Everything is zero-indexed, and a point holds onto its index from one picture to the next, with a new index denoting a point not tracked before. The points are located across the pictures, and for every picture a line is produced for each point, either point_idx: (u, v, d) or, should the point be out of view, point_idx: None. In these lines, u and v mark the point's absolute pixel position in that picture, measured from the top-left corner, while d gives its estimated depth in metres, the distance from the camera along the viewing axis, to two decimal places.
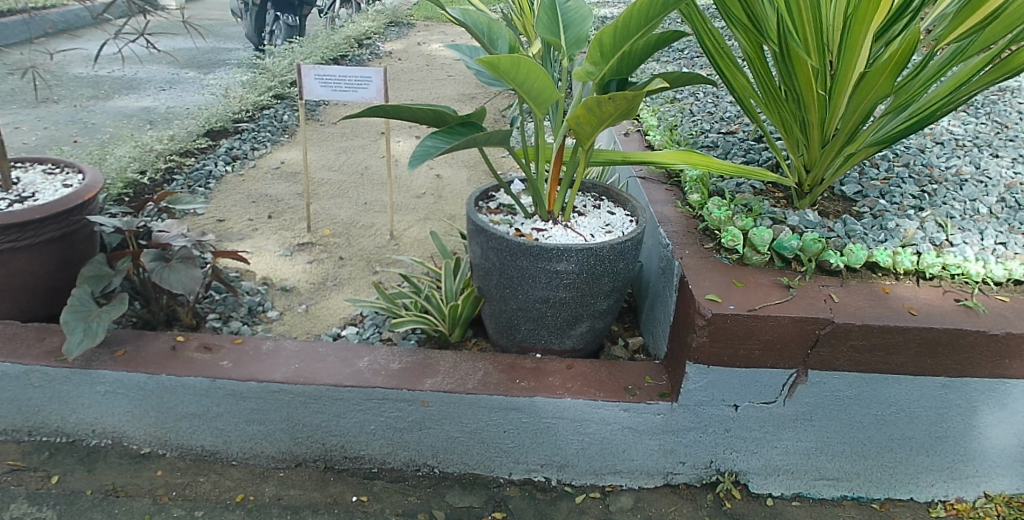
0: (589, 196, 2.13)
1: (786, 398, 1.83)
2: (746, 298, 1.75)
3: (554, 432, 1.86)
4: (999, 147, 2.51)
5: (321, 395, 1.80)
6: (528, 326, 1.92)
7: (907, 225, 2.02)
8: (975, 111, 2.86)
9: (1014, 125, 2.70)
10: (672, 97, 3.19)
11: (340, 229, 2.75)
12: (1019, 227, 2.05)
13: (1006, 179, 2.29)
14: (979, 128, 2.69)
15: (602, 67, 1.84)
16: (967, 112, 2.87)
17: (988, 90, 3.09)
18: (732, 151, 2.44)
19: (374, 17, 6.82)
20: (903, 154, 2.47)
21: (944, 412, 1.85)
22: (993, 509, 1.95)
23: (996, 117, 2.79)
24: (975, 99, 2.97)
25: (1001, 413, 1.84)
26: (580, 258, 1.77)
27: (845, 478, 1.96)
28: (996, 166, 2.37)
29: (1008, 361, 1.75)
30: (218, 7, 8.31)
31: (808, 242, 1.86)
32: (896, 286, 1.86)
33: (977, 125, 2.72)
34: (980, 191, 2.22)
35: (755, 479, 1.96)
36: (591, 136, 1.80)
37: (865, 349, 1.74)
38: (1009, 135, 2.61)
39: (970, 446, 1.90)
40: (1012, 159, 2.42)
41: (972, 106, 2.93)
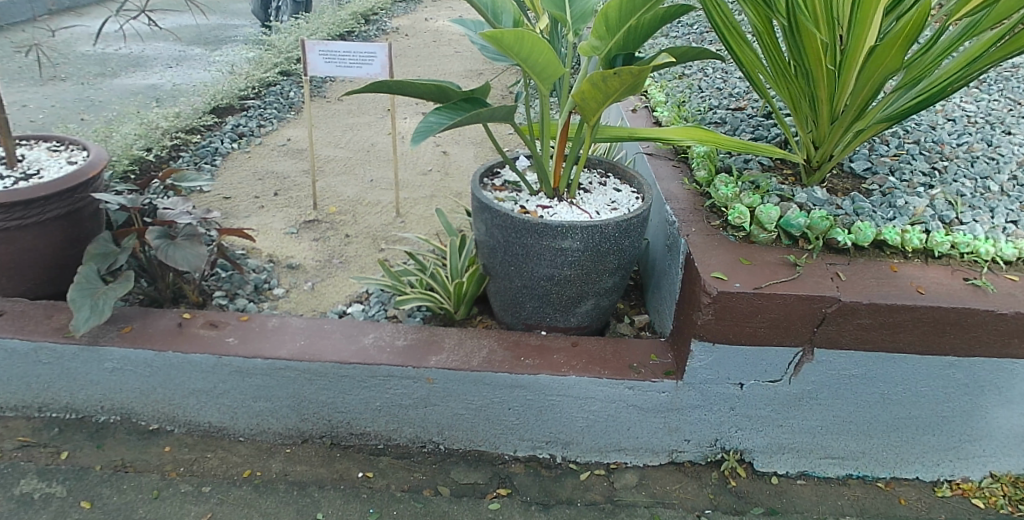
0: (594, 173, 2.09)
1: (792, 376, 1.83)
2: (752, 276, 1.74)
3: (559, 410, 1.86)
4: (1011, 124, 2.47)
5: (326, 372, 1.81)
6: (532, 304, 1.91)
7: (917, 202, 1.99)
8: (988, 87, 2.82)
9: None
10: (680, 72, 3.14)
11: (346, 206, 2.74)
12: None
13: (1018, 156, 2.26)
14: (992, 104, 2.65)
15: (608, 42, 1.81)
16: (981, 89, 2.82)
17: (1002, 67, 3.05)
18: (741, 127, 2.41)
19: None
20: (914, 131, 2.43)
21: (951, 392, 1.84)
22: (999, 488, 1.96)
23: (1008, 93, 2.75)
24: (987, 75, 2.92)
25: (1011, 392, 1.83)
26: (585, 236, 1.76)
27: (851, 456, 1.96)
28: (1008, 143, 2.33)
29: (1017, 341, 1.73)
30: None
31: (816, 219, 1.85)
32: (904, 264, 1.84)
33: (990, 102, 2.67)
34: (991, 168, 2.19)
35: (759, 458, 1.97)
36: (596, 112, 1.78)
37: (871, 328, 1.73)
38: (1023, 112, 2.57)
39: (977, 425, 1.89)
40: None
41: (985, 82, 2.88)
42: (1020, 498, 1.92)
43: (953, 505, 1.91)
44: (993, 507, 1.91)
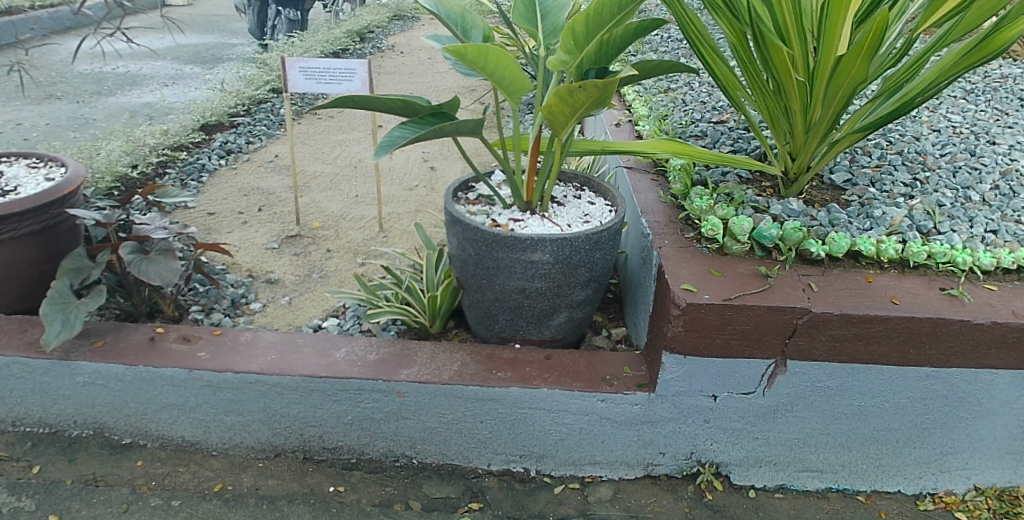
0: (570, 186, 2.07)
1: (765, 388, 1.82)
2: (722, 288, 1.74)
3: (531, 423, 1.85)
4: (997, 134, 2.45)
5: (297, 386, 1.81)
6: (505, 316, 1.91)
7: (894, 213, 1.97)
8: (976, 98, 2.81)
9: (1014, 112, 2.66)
10: (666, 87, 3.14)
11: (330, 221, 2.75)
12: (1012, 213, 2.01)
13: (1001, 166, 2.25)
14: (978, 114, 2.64)
15: (577, 55, 1.82)
16: (968, 99, 2.81)
17: (991, 78, 3.05)
18: (721, 140, 2.39)
19: (377, 10, 6.82)
20: (897, 142, 2.42)
21: (930, 404, 1.83)
22: (983, 502, 1.94)
23: (995, 104, 2.74)
24: (974, 87, 2.93)
25: (991, 404, 1.82)
26: (555, 248, 1.76)
27: (830, 469, 1.94)
28: (991, 152, 2.33)
29: (994, 351, 1.73)
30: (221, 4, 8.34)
31: (789, 231, 1.83)
32: (879, 275, 1.83)
33: (977, 112, 2.67)
34: (974, 178, 2.18)
35: (736, 470, 1.95)
36: (566, 124, 1.78)
37: (844, 339, 1.73)
38: (1008, 122, 2.56)
39: (959, 438, 1.88)
40: (1010, 146, 2.37)
41: (972, 93, 2.88)
42: (1004, 512, 1.91)
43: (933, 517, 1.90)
44: None
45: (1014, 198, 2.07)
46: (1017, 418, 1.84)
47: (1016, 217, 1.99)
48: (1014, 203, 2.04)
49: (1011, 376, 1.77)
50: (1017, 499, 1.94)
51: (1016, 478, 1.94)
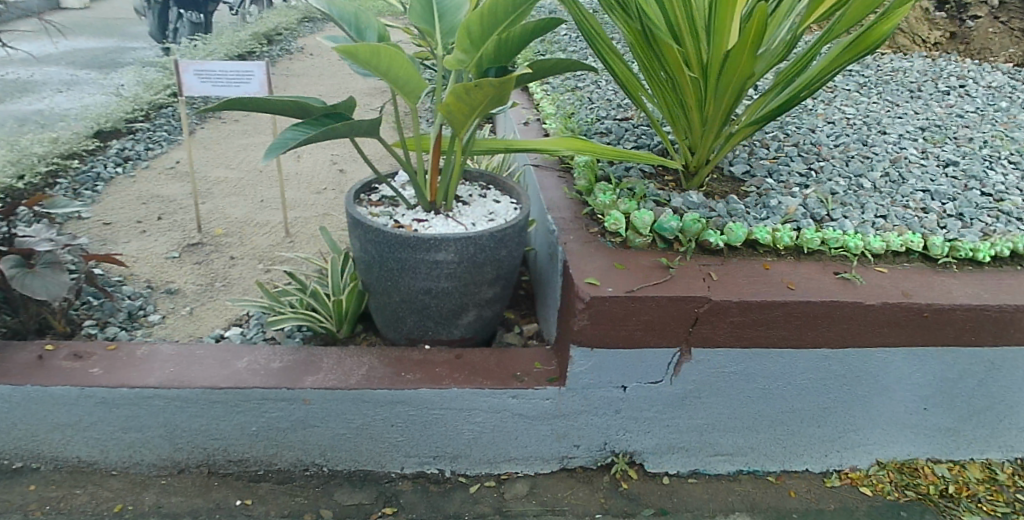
0: (476, 185, 2.07)
1: (672, 376, 1.86)
2: (626, 280, 1.77)
3: (443, 423, 1.84)
4: (888, 125, 2.57)
5: (198, 399, 1.75)
6: (413, 318, 1.90)
7: (790, 202, 2.03)
8: (869, 90, 2.95)
9: (903, 103, 2.80)
10: (573, 85, 3.15)
11: (233, 228, 2.69)
12: (900, 198, 2.10)
13: (891, 155, 2.36)
14: (870, 106, 2.77)
15: (473, 55, 1.82)
16: (862, 92, 2.94)
17: (882, 70, 3.20)
18: (624, 136, 2.43)
19: (286, 12, 6.70)
20: (794, 134, 2.51)
21: (830, 384, 1.90)
22: (885, 475, 2.03)
23: (887, 96, 2.88)
24: (868, 79, 3.06)
25: (887, 381, 1.90)
26: (459, 247, 1.76)
27: (740, 452, 2.00)
28: (881, 142, 2.44)
29: (886, 330, 1.80)
30: (121, 6, 8.02)
31: (688, 222, 1.86)
32: (776, 262, 1.88)
33: (869, 104, 2.80)
34: (865, 166, 2.27)
35: (650, 459, 1.98)
36: (466, 124, 1.78)
37: (744, 325, 1.78)
38: (898, 113, 2.70)
39: (859, 415, 1.95)
40: (899, 136, 2.49)
41: (865, 85, 3.02)
42: (905, 484, 2.00)
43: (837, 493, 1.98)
44: (880, 493, 1.98)
45: (902, 185, 2.18)
46: (912, 394, 1.93)
47: (904, 202, 2.09)
48: (902, 189, 2.14)
49: (903, 354, 1.85)
50: (916, 471, 2.03)
51: (914, 451, 2.04)
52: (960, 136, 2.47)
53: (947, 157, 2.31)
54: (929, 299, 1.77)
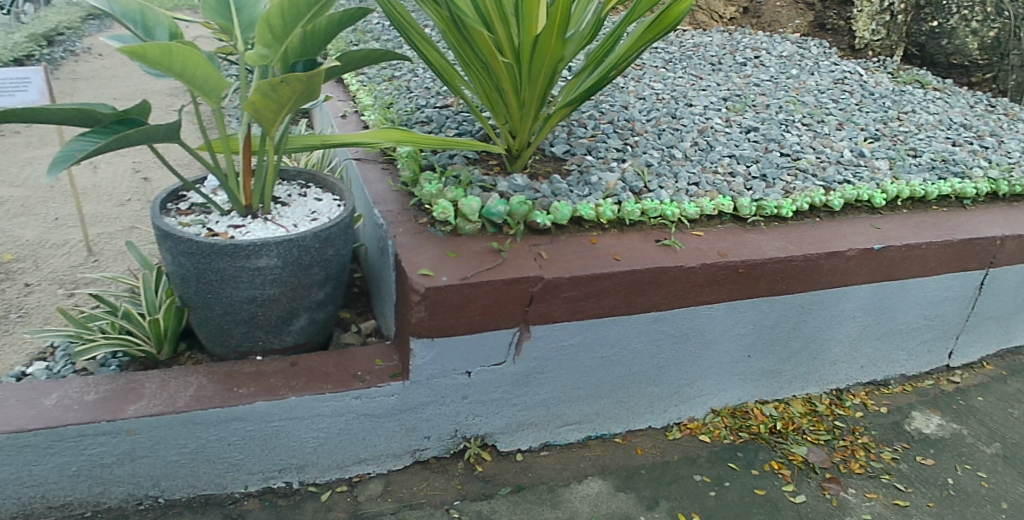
0: (295, 184, 1.99)
1: (514, 356, 1.83)
2: (459, 267, 1.72)
3: (285, 434, 1.77)
4: (693, 97, 2.69)
5: (2, 445, 1.57)
6: (240, 330, 1.80)
7: (609, 177, 2.03)
8: (674, 66, 3.09)
9: (706, 77, 2.95)
10: (390, 75, 3.05)
11: (25, 252, 2.43)
12: (709, 165, 2.17)
13: (698, 125, 2.46)
14: (677, 81, 2.89)
15: (277, 49, 1.74)
16: (668, 68, 3.07)
17: (684, 47, 3.38)
18: (445, 124, 2.40)
19: (66, 9, 6.09)
20: (608, 112, 2.51)
21: (661, 344, 1.90)
22: (721, 421, 2.04)
23: (690, 71, 3.03)
24: (672, 56, 3.21)
25: (711, 334, 1.91)
26: (282, 250, 1.69)
27: (585, 419, 1.98)
28: (689, 114, 2.53)
29: (709, 288, 1.82)
30: None
31: (515, 205, 1.84)
32: (603, 236, 1.88)
33: (676, 79, 2.92)
34: (676, 137, 2.33)
35: (501, 439, 1.96)
36: (276, 121, 1.70)
37: (578, 298, 1.77)
38: (701, 86, 2.84)
39: (691, 369, 1.97)
40: (704, 107, 2.61)
41: (670, 61, 3.16)
42: (738, 427, 2.02)
43: (678, 446, 1.98)
44: (717, 440, 1.99)
45: (710, 152, 2.25)
46: (734, 341, 1.95)
47: (713, 168, 2.16)
48: (711, 156, 2.21)
49: (725, 308, 1.87)
50: (746, 414, 2.06)
51: (744, 395, 2.07)
52: (757, 102, 2.64)
53: (748, 123, 2.44)
54: (743, 255, 1.81)
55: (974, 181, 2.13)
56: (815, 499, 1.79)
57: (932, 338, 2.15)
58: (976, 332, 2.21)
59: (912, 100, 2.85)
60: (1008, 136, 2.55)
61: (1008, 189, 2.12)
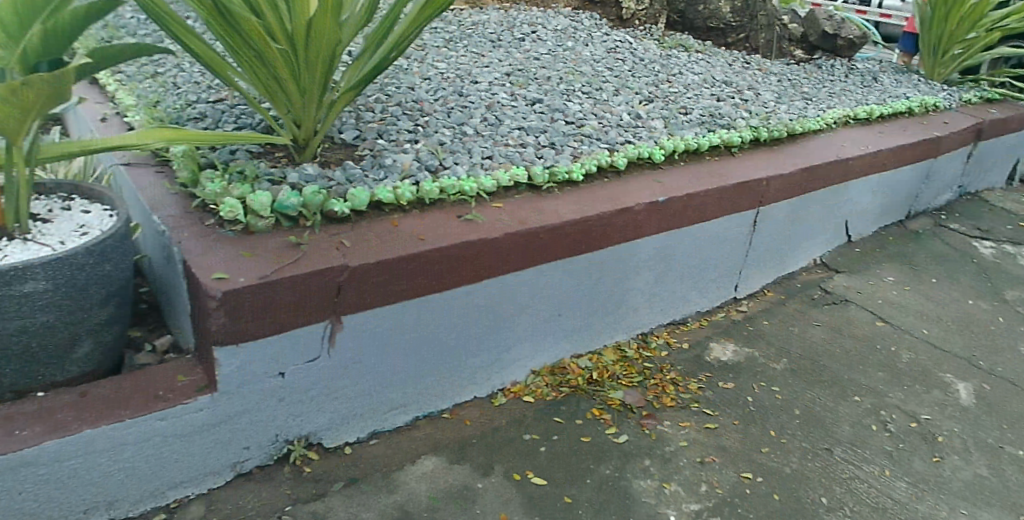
0: (55, 199, 1.81)
1: (328, 349, 1.73)
2: (257, 266, 1.60)
3: (81, 472, 1.56)
4: (477, 75, 2.55)
5: None
6: (11, 366, 1.57)
7: (403, 158, 1.90)
8: (457, 46, 2.98)
9: (489, 54, 2.85)
10: (152, 71, 2.74)
11: None
12: (502, 138, 2.06)
13: (485, 100, 2.28)
14: (460, 59, 2.75)
15: (12, 50, 1.55)
16: (448, 47, 2.96)
17: (465, 26, 3.29)
18: (222, 119, 2.21)
19: None
20: (395, 96, 2.31)
21: (473, 314, 1.85)
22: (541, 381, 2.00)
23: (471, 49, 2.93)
24: (453, 36, 3.10)
25: (522, 298, 1.89)
26: (50, 271, 1.53)
27: (411, 401, 1.90)
28: (476, 92, 2.38)
29: (518, 255, 1.81)
30: None
31: (308, 195, 1.74)
32: (405, 218, 1.81)
33: (459, 58, 2.77)
34: (465, 114, 2.18)
35: (326, 435, 1.84)
36: (20, 130, 1.52)
37: (386, 283, 1.70)
38: (485, 62, 2.73)
39: (507, 335, 1.92)
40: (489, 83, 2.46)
41: (451, 41, 3.05)
42: (559, 383, 1.96)
43: (504, 412, 1.93)
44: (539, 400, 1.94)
45: (501, 125, 2.14)
46: (544, 303, 1.94)
47: (506, 141, 2.05)
48: (502, 130, 2.10)
49: (533, 274, 1.86)
50: (564, 369, 2.01)
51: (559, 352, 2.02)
52: (538, 77, 2.52)
53: (532, 97, 2.32)
54: (541, 221, 1.82)
55: (739, 132, 2.20)
56: (636, 436, 1.83)
57: (733, 268, 2.22)
58: (759, 263, 2.29)
59: (677, 64, 3.00)
60: (763, 90, 2.74)
61: (768, 136, 2.23)
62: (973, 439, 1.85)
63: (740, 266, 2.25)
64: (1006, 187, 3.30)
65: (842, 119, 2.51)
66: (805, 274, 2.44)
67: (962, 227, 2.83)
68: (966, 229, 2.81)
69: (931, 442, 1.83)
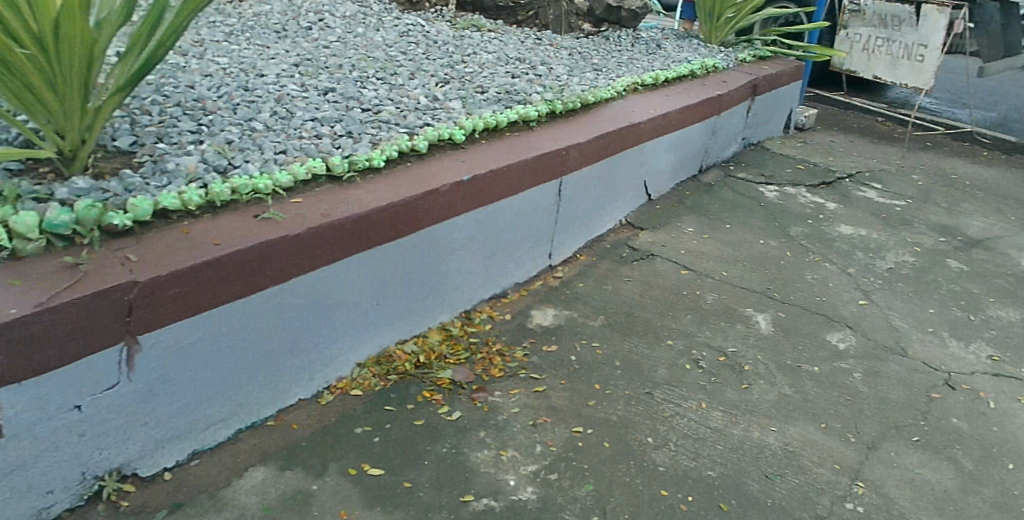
0: None
1: (129, 374, 1.50)
2: (27, 296, 1.34)
3: None
4: (262, 67, 2.35)
5: None
6: None
7: (187, 160, 1.78)
8: (235, 35, 2.69)
9: (273, 44, 2.60)
10: None
11: None
12: (293, 130, 1.98)
13: (274, 93, 2.17)
14: (242, 52, 2.52)
15: None
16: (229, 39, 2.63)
17: (243, 11, 3.04)
18: None
19: None
20: (172, 94, 2.07)
21: (291, 312, 1.73)
22: (368, 372, 1.95)
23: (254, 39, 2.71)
24: (233, 24, 2.84)
25: (341, 290, 1.81)
26: None
27: (230, 414, 1.73)
28: (263, 84, 2.22)
29: (331, 249, 1.73)
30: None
31: (82, 210, 1.52)
32: (195, 224, 1.64)
33: (240, 50, 2.55)
34: (253, 109, 2.06)
35: (141, 464, 1.61)
36: None
37: (187, 294, 1.51)
38: (270, 56, 2.45)
39: (328, 329, 1.83)
40: (276, 75, 2.28)
41: (230, 31, 2.78)
42: (388, 371, 1.95)
43: (332, 409, 1.86)
44: (369, 391, 1.91)
45: (294, 118, 2.04)
46: (364, 293, 1.87)
47: (299, 132, 1.97)
48: (295, 122, 2.01)
49: (349, 264, 1.78)
50: (390, 358, 1.99)
51: (384, 341, 1.99)
52: (328, 66, 2.39)
53: (324, 86, 2.24)
54: (344, 212, 1.73)
55: (536, 106, 2.27)
56: (469, 411, 1.84)
57: (546, 238, 2.29)
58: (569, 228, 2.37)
59: (471, 43, 2.95)
60: (555, 63, 2.81)
61: (564, 107, 2.32)
62: (774, 363, 2.03)
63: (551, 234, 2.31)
64: (783, 134, 3.64)
65: (631, 85, 2.66)
66: (613, 235, 2.56)
67: (749, 175, 3.08)
68: (751, 176, 3.06)
69: (739, 371, 1.99)
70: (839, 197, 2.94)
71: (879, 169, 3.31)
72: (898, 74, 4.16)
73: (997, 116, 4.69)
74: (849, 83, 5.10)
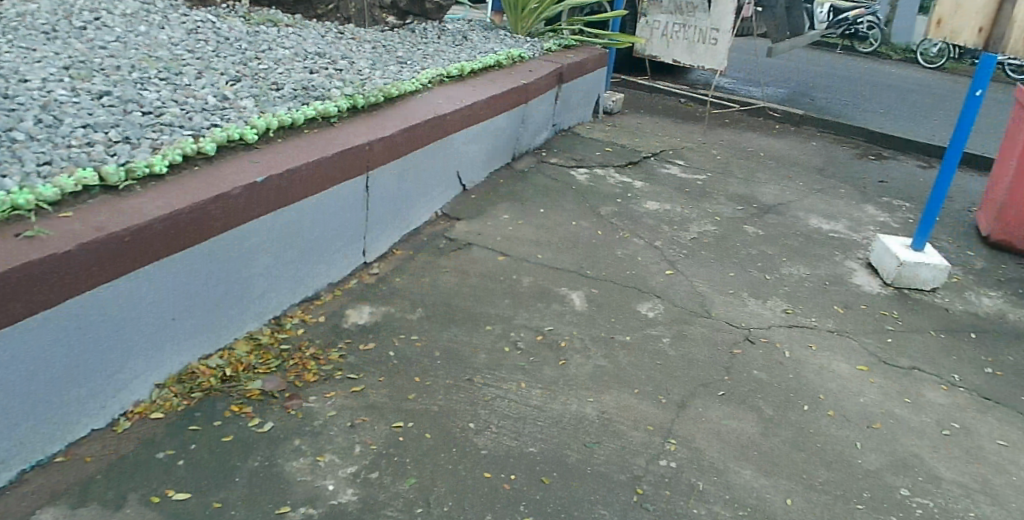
0: None
1: None
2: None
3: None
4: (25, 73, 2.07)
5: None
6: None
7: None
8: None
9: (42, 46, 2.30)
10: None
11: None
12: (62, 139, 1.81)
13: (39, 100, 1.94)
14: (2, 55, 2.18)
15: None
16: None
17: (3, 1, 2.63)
18: None
19: None
20: None
21: (77, 332, 1.51)
22: (169, 392, 1.77)
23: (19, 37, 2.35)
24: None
25: (134, 303, 1.62)
26: None
27: (7, 455, 1.46)
28: (25, 90, 1.98)
29: (117, 261, 1.54)
30: None
31: None
32: None
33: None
34: (11, 117, 1.83)
35: None
36: None
37: None
38: (36, 56, 2.21)
39: (120, 348, 1.63)
40: (41, 81, 2.05)
41: None
42: (191, 389, 1.79)
43: (131, 435, 1.65)
44: (172, 412, 1.73)
45: (63, 125, 1.86)
46: (161, 305, 1.70)
47: (69, 140, 1.81)
48: (63, 129, 1.83)
49: (141, 276, 1.61)
50: (196, 374, 1.83)
51: (186, 356, 1.83)
52: (104, 66, 2.20)
53: (98, 89, 2.06)
54: (123, 224, 1.55)
55: (335, 102, 2.24)
56: (282, 420, 1.74)
57: (357, 236, 2.25)
58: (381, 224, 2.34)
59: (267, 38, 2.82)
60: (358, 57, 2.77)
61: (365, 101, 2.30)
62: (589, 336, 2.11)
63: (364, 230, 2.27)
64: (593, 119, 3.90)
65: (436, 77, 2.72)
66: (429, 227, 2.57)
67: (560, 159, 3.25)
68: (565, 160, 3.24)
69: (556, 348, 2.04)
70: (646, 176, 3.20)
71: (680, 146, 3.66)
72: (695, 56, 4.45)
73: (784, 91, 5.23)
74: (657, 66, 5.46)
